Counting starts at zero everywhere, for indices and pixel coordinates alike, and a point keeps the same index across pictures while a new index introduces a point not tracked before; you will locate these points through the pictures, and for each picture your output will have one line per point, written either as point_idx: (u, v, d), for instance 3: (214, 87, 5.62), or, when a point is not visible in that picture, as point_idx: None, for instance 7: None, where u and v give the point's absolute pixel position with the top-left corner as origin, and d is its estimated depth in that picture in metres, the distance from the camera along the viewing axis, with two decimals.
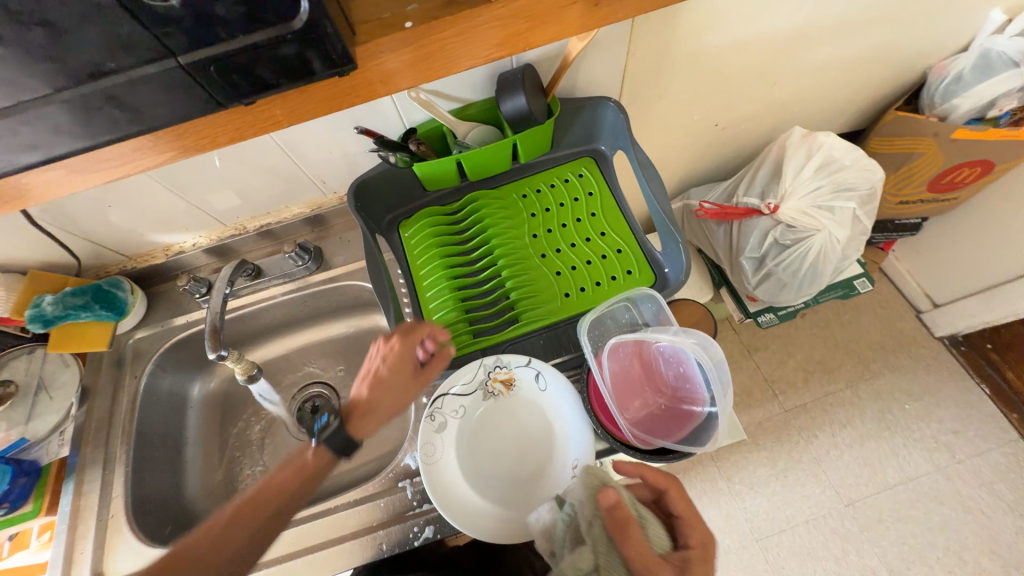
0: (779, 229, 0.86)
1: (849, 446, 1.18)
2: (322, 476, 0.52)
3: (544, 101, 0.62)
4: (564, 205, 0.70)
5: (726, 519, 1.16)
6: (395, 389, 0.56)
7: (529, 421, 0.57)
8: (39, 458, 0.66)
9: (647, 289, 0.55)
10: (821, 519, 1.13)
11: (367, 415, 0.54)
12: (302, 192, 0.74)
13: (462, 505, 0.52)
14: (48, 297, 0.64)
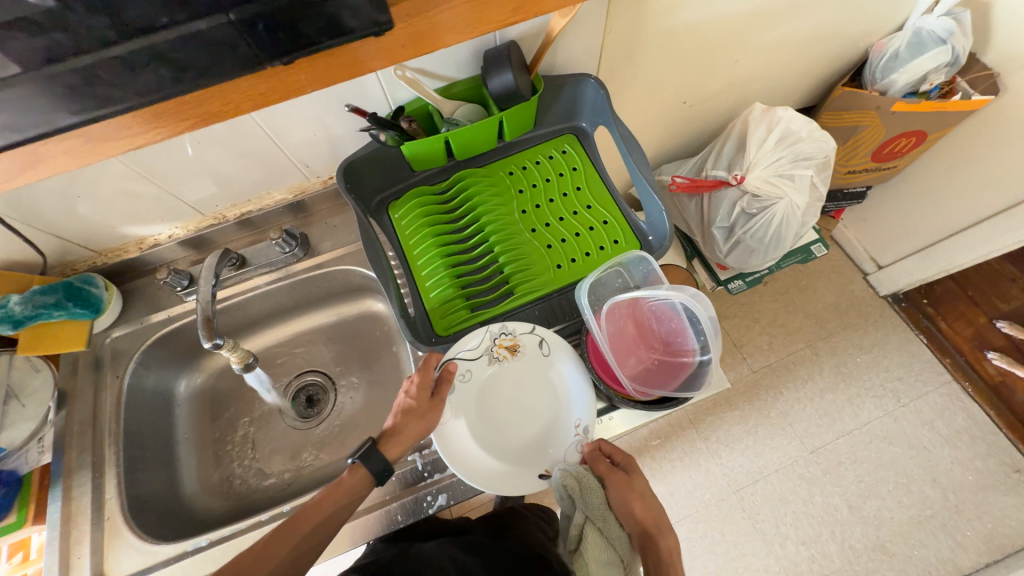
0: (745, 199, 0.92)
1: (811, 399, 1.29)
2: (364, 495, 0.56)
3: (529, 78, 0.63)
4: (550, 180, 0.73)
5: (706, 475, 1.25)
6: (423, 413, 0.57)
7: (532, 383, 0.59)
8: (18, 467, 0.62)
9: (639, 253, 0.58)
10: (789, 466, 1.24)
11: (398, 441, 0.58)
12: (284, 177, 0.72)
13: (475, 465, 0.56)
14: (15, 297, 0.60)
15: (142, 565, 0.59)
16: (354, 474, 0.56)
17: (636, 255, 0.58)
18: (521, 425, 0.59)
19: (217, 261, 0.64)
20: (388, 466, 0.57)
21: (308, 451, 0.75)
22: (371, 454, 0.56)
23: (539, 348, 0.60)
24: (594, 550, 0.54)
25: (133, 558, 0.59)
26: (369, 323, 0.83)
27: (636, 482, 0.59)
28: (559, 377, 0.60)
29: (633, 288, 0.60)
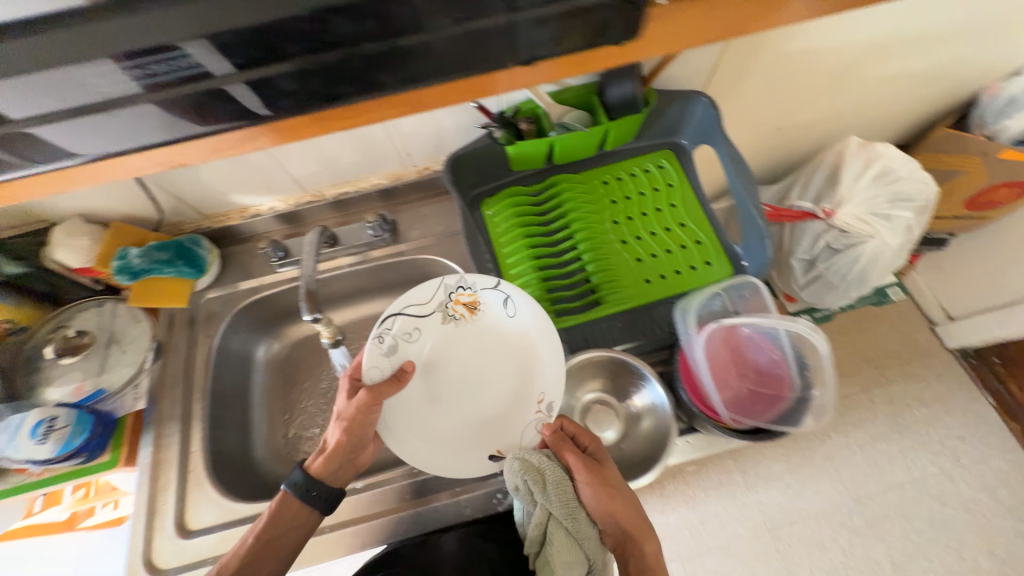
0: (833, 233, 0.89)
1: (860, 446, 1.11)
2: (305, 516, 0.56)
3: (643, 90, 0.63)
4: (644, 194, 0.72)
5: (743, 510, 1.05)
6: (357, 432, 0.56)
7: (489, 340, 0.62)
8: (114, 410, 0.65)
9: (747, 278, 0.56)
10: (832, 512, 1.05)
11: (337, 459, 0.57)
12: (384, 163, 0.74)
13: (435, 421, 0.60)
14: (135, 250, 0.66)
15: (219, 520, 0.61)
16: (289, 500, 0.56)
17: (738, 282, 0.57)
18: (486, 395, 0.62)
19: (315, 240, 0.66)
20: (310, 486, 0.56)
21: None
22: (304, 479, 0.55)
23: (503, 308, 0.61)
24: (560, 553, 0.49)
25: (211, 511, 0.62)
26: None
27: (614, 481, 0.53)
28: (528, 343, 0.61)
29: (731, 313, 0.58)
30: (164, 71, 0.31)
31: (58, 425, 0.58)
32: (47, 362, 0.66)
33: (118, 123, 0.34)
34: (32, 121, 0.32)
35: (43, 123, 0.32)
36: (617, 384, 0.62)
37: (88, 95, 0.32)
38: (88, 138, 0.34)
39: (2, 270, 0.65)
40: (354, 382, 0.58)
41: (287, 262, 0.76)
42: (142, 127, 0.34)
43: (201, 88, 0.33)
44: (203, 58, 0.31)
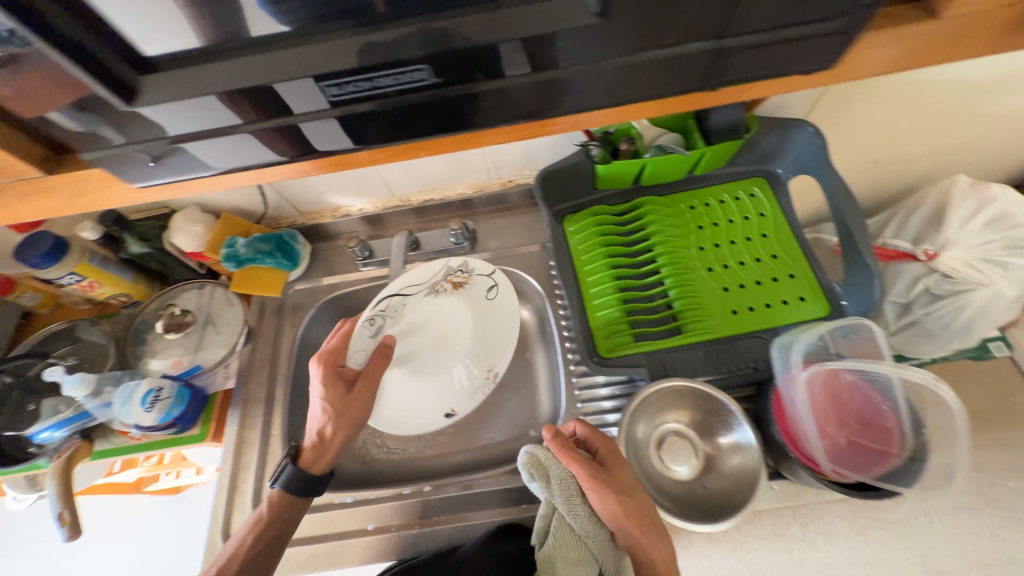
0: (934, 277, 0.83)
1: None
2: (300, 507, 0.59)
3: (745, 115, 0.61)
4: (734, 221, 0.70)
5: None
6: (350, 417, 0.61)
7: (463, 315, 0.72)
8: (205, 386, 0.70)
9: (857, 319, 0.53)
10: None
11: (318, 452, 0.60)
12: (472, 174, 0.77)
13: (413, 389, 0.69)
14: (242, 240, 0.71)
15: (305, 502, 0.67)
16: (282, 498, 0.58)
17: (851, 322, 0.53)
18: (441, 359, 0.70)
19: (400, 250, 0.70)
20: (311, 481, 0.58)
21: (434, 434, 0.77)
22: (297, 474, 0.58)
23: (487, 291, 0.73)
24: (562, 546, 0.51)
25: None
26: None
27: (619, 482, 0.53)
28: (494, 319, 0.71)
29: (833, 356, 0.54)
30: (385, 84, 0.33)
31: (163, 396, 0.62)
32: (154, 336, 0.72)
33: (320, 129, 0.36)
34: (258, 120, 0.35)
35: (266, 123, 0.35)
36: (703, 418, 0.59)
37: (308, 103, 0.34)
38: (293, 138, 0.37)
39: (128, 250, 0.70)
40: (339, 372, 0.62)
41: (370, 262, 0.79)
42: (341, 132, 0.36)
43: (409, 101, 0.34)
44: (425, 75, 0.32)
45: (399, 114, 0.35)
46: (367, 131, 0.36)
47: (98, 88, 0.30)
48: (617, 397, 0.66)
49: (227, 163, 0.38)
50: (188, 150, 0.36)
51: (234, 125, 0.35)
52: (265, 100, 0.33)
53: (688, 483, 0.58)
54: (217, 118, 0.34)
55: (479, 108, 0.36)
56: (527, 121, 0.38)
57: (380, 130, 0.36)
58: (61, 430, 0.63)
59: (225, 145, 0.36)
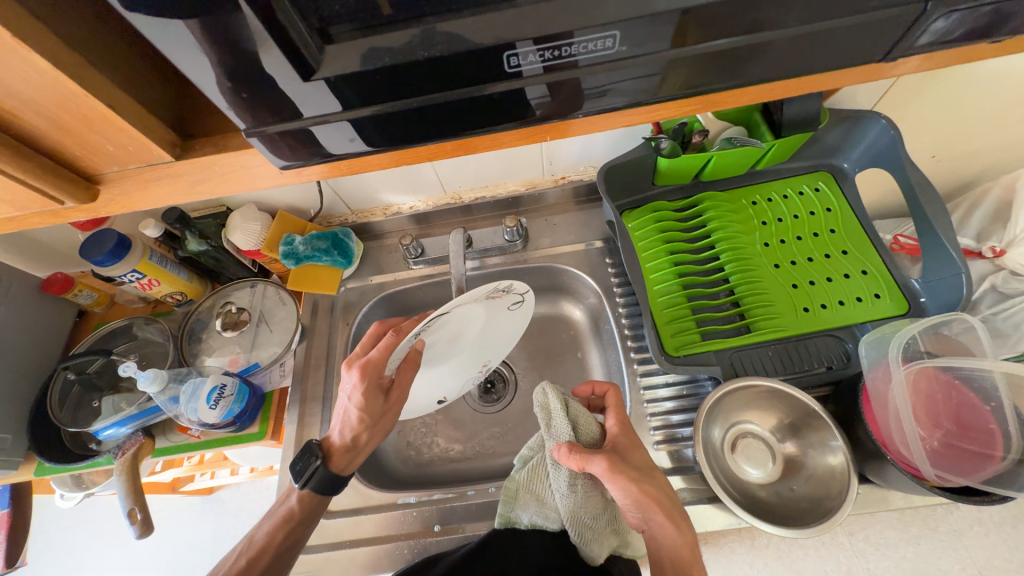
0: (1001, 274, 0.79)
1: (1000, 524, 0.81)
2: (322, 504, 0.59)
3: (818, 107, 0.56)
4: (800, 217, 0.68)
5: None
6: (386, 424, 0.57)
7: (482, 321, 0.62)
8: (263, 384, 0.70)
9: (958, 312, 0.51)
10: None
11: (349, 455, 0.58)
12: (526, 171, 0.76)
13: (426, 385, 0.65)
14: (300, 238, 0.72)
15: (354, 505, 0.65)
16: (311, 497, 0.57)
17: (953, 320, 0.52)
18: (448, 352, 0.63)
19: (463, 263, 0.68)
20: (334, 483, 0.57)
21: (486, 434, 0.76)
22: (333, 482, 0.57)
23: (512, 302, 0.61)
24: (533, 476, 0.58)
25: (350, 495, 0.66)
26: (557, 325, 0.82)
27: (628, 461, 0.52)
28: (504, 323, 0.66)
29: (922, 354, 0.53)
30: (500, 67, 0.28)
31: (226, 393, 0.62)
32: (210, 334, 0.72)
33: (462, 111, 0.31)
34: (401, 100, 0.29)
35: (411, 104, 0.29)
36: (792, 422, 0.57)
37: (466, 79, 0.29)
38: (426, 123, 0.31)
39: (187, 247, 0.70)
40: (380, 386, 0.54)
41: (421, 260, 0.79)
42: (480, 116, 0.31)
43: (577, 75, 0.30)
44: (613, 44, 0.28)
45: (557, 91, 0.31)
46: (512, 112, 0.32)
47: (189, 65, 0.25)
48: (676, 398, 0.64)
49: (290, 160, 0.33)
50: (297, 137, 0.31)
51: (368, 105, 0.29)
52: (420, 76, 0.28)
53: (773, 486, 0.57)
54: (344, 100, 0.29)
55: (644, 87, 0.31)
56: (667, 100, 0.33)
57: (519, 113, 0.32)
58: (125, 426, 0.64)
59: (340, 130, 0.31)
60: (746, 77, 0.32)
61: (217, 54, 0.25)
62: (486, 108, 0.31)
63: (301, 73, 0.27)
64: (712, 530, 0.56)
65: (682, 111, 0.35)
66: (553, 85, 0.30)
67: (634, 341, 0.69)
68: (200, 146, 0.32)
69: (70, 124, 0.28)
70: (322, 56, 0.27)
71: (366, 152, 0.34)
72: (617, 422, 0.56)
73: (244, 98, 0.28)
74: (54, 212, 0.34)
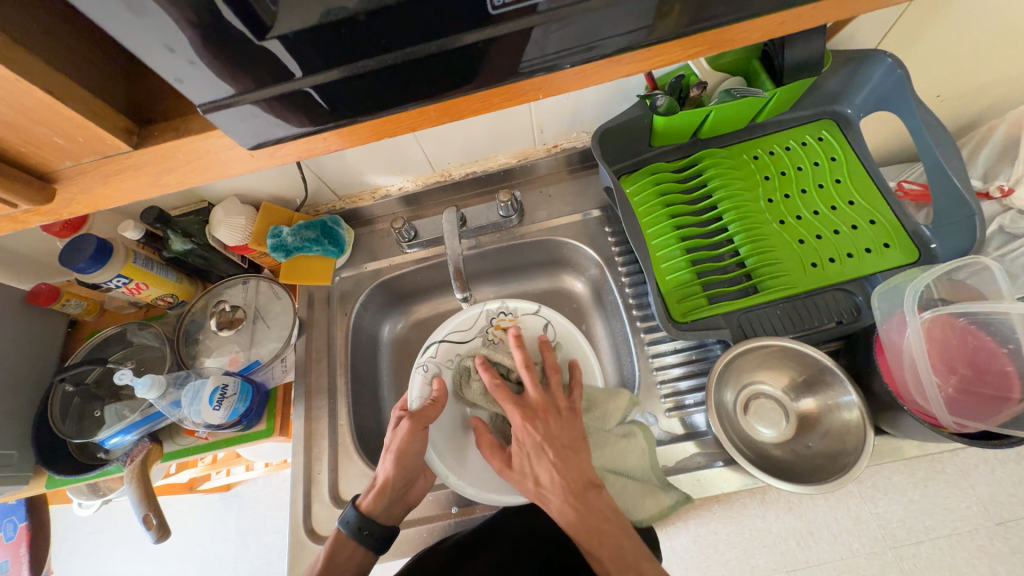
0: (1010, 215, 0.77)
1: (1000, 460, 0.85)
2: (359, 556, 0.56)
3: (822, 48, 0.51)
4: (803, 169, 0.66)
5: (853, 523, 0.86)
6: (407, 463, 0.57)
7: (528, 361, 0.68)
8: (266, 380, 0.69)
9: (973, 256, 0.49)
10: (965, 534, 0.83)
11: (383, 498, 0.57)
12: (517, 141, 0.73)
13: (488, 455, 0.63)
14: (288, 229, 0.69)
15: None
16: (344, 541, 0.57)
17: (964, 263, 0.50)
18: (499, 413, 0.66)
19: (485, 319, 0.70)
20: (361, 524, 0.56)
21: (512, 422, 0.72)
22: (357, 518, 0.56)
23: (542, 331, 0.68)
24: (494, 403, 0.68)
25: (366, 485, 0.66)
26: (559, 299, 0.81)
27: (517, 455, 0.55)
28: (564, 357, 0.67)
29: (937, 301, 0.51)
30: (478, 11, 0.25)
31: (229, 393, 0.60)
32: (206, 334, 0.70)
33: (445, 66, 0.28)
34: (375, 57, 0.27)
35: (388, 60, 0.27)
36: (805, 379, 0.56)
37: (444, 27, 0.26)
38: (407, 84, 0.29)
39: (171, 247, 0.67)
40: (399, 415, 0.61)
41: (415, 243, 0.76)
42: (464, 73, 0.29)
43: (571, 15, 0.27)
44: None
45: (548, 38, 0.28)
46: (501, 64, 0.29)
47: (126, 30, 0.22)
48: (685, 364, 0.63)
49: (259, 138, 0.30)
50: (269, 111, 0.28)
51: (342, 65, 0.27)
52: (394, 26, 0.25)
53: (790, 444, 0.57)
54: (316, 60, 0.26)
55: (643, 24, 0.28)
56: (670, 40, 0.30)
57: (506, 66, 0.29)
58: (130, 434, 0.63)
59: (315, 98, 0.28)
60: (750, 7, 0.29)
61: (154, 17, 0.22)
62: (467, 61, 0.28)
63: (256, 32, 0.24)
64: (727, 491, 0.56)
65: (688, 54, 0.32)
66: (539, 31, 0.27)
67: (639, 309, 0.67)
68: (159, 132, 0.29)
69: (8, 114, 0.25)
70: (276, 8, 0.23)
71: (340, 124, 0.31)
72: (511, 413, 0.56)
73: (199, 68, 0.25)
74: (13, 217, 0.31)
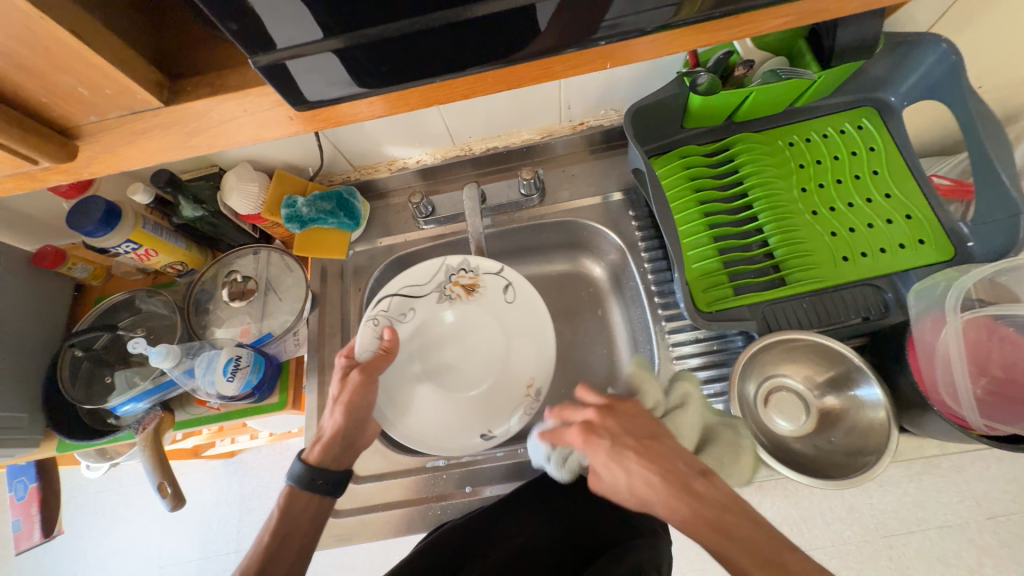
0: None
1: (999, 458, 0.86)
2: (314, 509, 0.54)
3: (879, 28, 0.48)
4: (840, 158, 0.64)
5: (848, 512, 0.88)
6: (357, 414, 0.57)
7: (483, 320, 0.67)
8: (278, 353, 0.68)
9: (1017, 258, 0.48)
10: (957, 528, 0.85)
11: (334, 449, 0.56)
12: (543, 117, 0.70)
13: (425, 408, 0.63)
14: (303, 200, 0.67)
15: (383, 469, 0.64)
16: (296, 495, 0.54)
17: (1010, 265, 0.49)
18: (451, 367, 0.65)
19: (445, 274, 0.67)
20: (314, 475, 0.54)
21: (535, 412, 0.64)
22: (307, 471, 0.54)
23: (504, 294, 0.67)
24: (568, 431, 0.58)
25: (378, 460, 0.65)
26: (576, 283, 0.79)
27: (602, 471, 0.46)
28: (521, 321, 0.66)
29: (975, 302, 0.50)
30: None
31: (242, 364, 0.59)
32: (216, 305, 0.68)
33: (486, 30, 0.26)
34: (381, 25, 0.24)
35: (443, 18, 0.25)
36: (830, 375, 0.56)
37: None
38: (454, 47, 0.26)
39: (181, 213, 0.64)
40: (345, 366, 0.58)
41: (432, 219, 0.74)
42: (519, 39, 0.27)
43: None
44: None
45: (615, 5, 0.25)
46: (560, 29, 0.26)
47: None
48: (705, 354, 0.62)
49: (295, 102, 0.28)
50: (297, 76, 0.26)
51: (373, 27, 0.24)
52: None
53: (812, 437, 0.57)
54: (363, 15, 0.24)
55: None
56: (744, 12, 0.28)
57: (563, 31, 0.27)
58: (142, 401, 0.62)
59: (343, 64, 0.26)
60: None
61: None
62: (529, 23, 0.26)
63: None
64: (740, 482, 0.56)
65: (773, 24, 0.30)
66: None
67: (661, 297, 0.66)
68: (193, 87, 0.27)
69: (31, 61, 0.23)
70: None
71: (379, 89, 0.28)
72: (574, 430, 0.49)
73: (242, 20, 0.23)
74: (31, 175, 0.29)
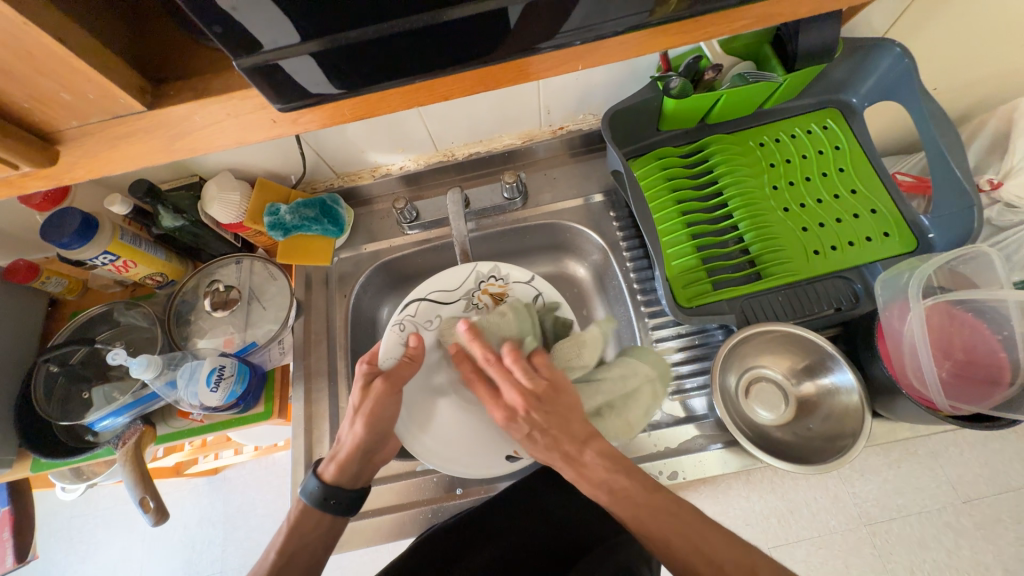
0: (996, 208, 0.79)
1: (971, 443, 0.89)
2: (326, 527, 0.53)
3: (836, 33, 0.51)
4: (808, 157, 0.66)
5: (831, 502, 0.90)
6: (379, 427, 0.55)
7: None
8: (263, 363, 0.67)
9: (973, 246, 0.51)
10: (934, 512, 0.87)
11: (352, 464, 0.55)
12: (523, 122, 0.72)
13: (453, 420, 0.62)
14: (286, 207, 0.66)
15: (372, 475, 0.64)
16: (307, 514, 0.53)
17: (965, 253, 0.52)
18: None
19: (474, 281, 0.68)
20: (329, 493, 0.53)
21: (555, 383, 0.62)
22: (322, 489, 0.53)
23: (531, 301, 0.67)
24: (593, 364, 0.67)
25: None
26: (561, 284, 0.81)
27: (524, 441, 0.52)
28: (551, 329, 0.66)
29: (937, 289, 0.53)
30: None
31: (226, 374, 0.59)
32: (198, 315, 0.68)
33: (461, 32, 0.27)
34: (359, 28, 0.25)
35: (418, 21, 0.26)
36: (805, 365, 0.58)
37: None
38: (429, 48, 0.27)
39: (160, 223, 0.64)
40: (367, 374, 0.57)
41: (416, 224, 0.75)
42: (493, 41, 0.28)
43: None
44: None
45: (581, 8, 0.27)
46: (531, 31, 0.28)
47: None
48: (687, 349, 0.64)
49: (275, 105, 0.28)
50: (280, 78, 0.27)
51: (350, 30, 0.25)
52: None
53: (790, 425, 0.59)
54: (340, 18, 0.25)
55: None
56: (705, 15, 0.30)
57: (537, 32, 0.28)
58: (122, 416, 0.61)
59: (323, 66, 0.27)
60: None
61: None
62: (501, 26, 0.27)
63: None
64: (725, 472, 0.58)
65: (733, 27, 0.32)
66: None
67: (644, 295, 0.68)
68: (174, 92, 0.27)
69: (10, 66, 0.23)
70: None
71: (358, 91, 0.29)
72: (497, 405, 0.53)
73: (221, 23, 0.23)
74: (8, 182, 0.29)
